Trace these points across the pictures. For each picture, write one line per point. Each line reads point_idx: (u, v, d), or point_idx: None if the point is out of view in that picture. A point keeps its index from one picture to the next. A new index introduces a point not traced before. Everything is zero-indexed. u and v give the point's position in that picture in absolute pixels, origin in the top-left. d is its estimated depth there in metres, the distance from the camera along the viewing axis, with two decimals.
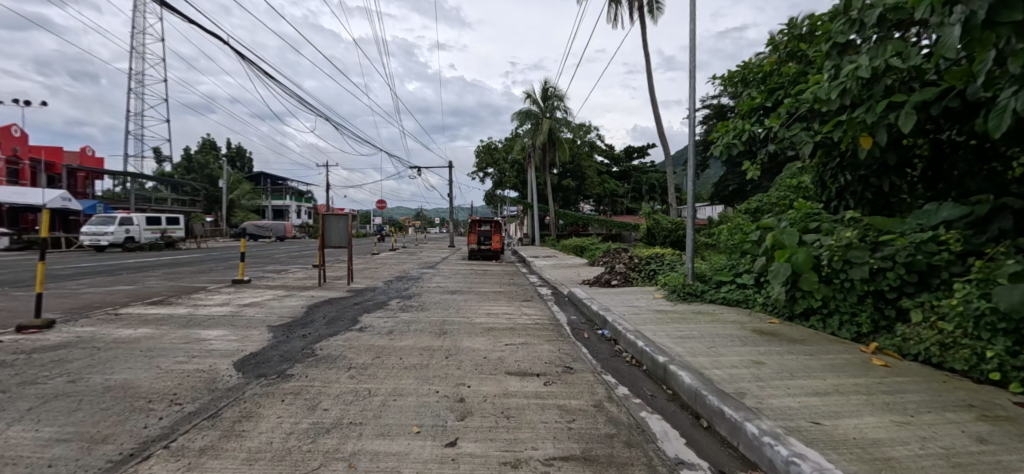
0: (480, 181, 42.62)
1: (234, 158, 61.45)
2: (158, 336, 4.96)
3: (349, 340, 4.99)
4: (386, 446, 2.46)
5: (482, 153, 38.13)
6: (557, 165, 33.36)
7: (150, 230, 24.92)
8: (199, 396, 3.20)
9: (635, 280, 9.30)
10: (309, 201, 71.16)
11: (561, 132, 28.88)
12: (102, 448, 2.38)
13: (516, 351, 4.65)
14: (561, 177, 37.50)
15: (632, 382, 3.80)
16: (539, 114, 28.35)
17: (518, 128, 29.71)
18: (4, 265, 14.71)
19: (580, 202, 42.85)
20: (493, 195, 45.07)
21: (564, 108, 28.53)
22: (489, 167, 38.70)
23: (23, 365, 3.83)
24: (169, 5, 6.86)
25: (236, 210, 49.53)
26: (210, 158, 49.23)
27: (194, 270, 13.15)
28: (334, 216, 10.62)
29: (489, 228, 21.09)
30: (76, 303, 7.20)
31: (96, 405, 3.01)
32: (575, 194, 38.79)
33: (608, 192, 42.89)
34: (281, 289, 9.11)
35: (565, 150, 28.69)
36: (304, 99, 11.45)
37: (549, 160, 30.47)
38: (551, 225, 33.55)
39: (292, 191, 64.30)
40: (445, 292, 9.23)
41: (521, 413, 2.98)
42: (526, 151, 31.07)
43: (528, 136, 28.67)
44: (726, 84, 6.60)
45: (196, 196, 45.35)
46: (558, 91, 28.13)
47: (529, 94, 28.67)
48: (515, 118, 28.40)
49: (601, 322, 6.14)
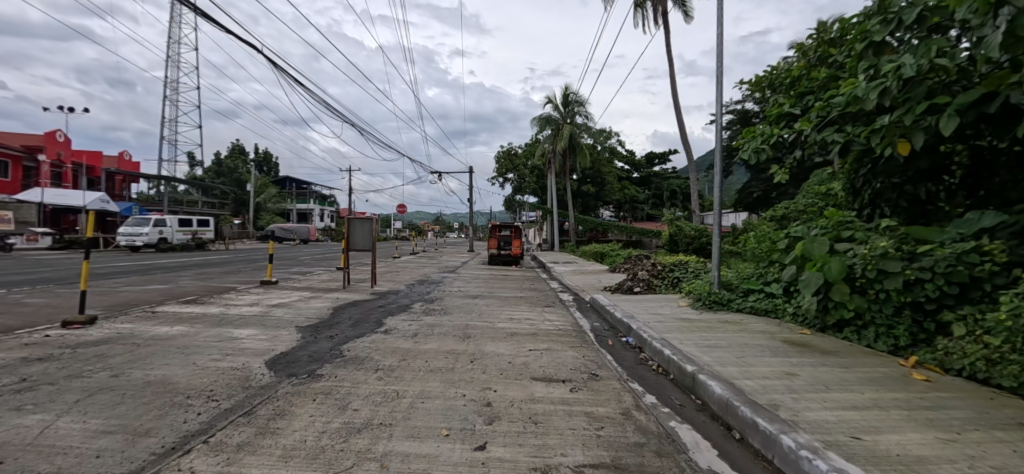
0: (500, 188, 42.82)
1: (261, 164, 63.37)
2: (192, 334, 5.12)
3: (375, 341, 5.05)
4: (415, 447, 2.49)
5: (502, 159, 38.43)
6: (577, 171, 33.30)
7: (182, 231, 25.84)
8: (234, 393, 3.29)
9: (657, 288, 9.17)
10: (331, 205, 72.73)
11: (582, 138, 28.82)
12: (145, 441, 2.46)
13: (539, 356, 4.64)
14: (581, 183, 37.27)
15: (660, 390, 3.76)
16: (559, 120, 28.37)
17: (539, 133, 29.74)
18: (49, 263, 15.54)
19: (599, 208, 42.58)
20: (512, 200, 45.07)
21: (585, 114, 28.51)
22: (509, 173, 38.77)
23: (69, 359, 4.01)
24: (209, 15, 7.22)
25: (263, 213, 51.01)
26: (239, 162, 50.89)
27: (223, 271, 13.54)
28: (358, 219, 10.81)
29: (509, 233, 21.11)
30: (115, 300, 7.51)
31: (137, 400, 3.12)
32: (595, 200, 38.64)
33: (628, 199, 42.42)
34: (307, 291, 9.32)
35: (585, 156, 28.59)
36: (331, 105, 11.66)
37: (569, 166, 30.42)
38: (571, 231, 33.31)
39: (315, 195, 65.94)
40: (467, 296, 9.27)
41: (548, 418, 2.97)
42: (545, 157, 31.14)
43: (548, 142, 28.82)
44: (752, 89, 6.48)
45: (224, 200, 46.90)
46: (579, 97, 28.09)
47: (550, 99, 28.72)
48: (535, 123, 28.42)
49: (625, 329, 6.06)
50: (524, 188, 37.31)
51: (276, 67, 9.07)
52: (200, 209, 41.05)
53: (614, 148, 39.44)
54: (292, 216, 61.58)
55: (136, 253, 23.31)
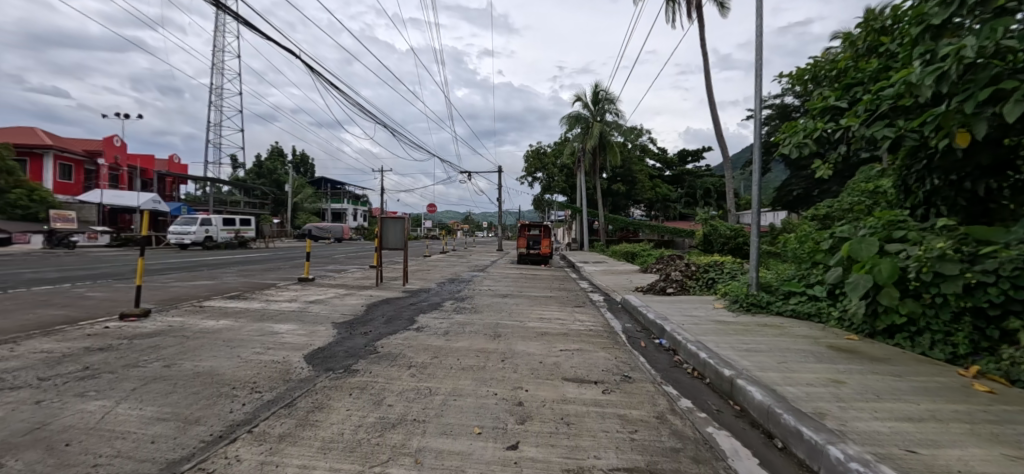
0: (528, 187, 42.79)
1: (299, 165, 65.95)
2: (236, 328, 5.39)
3: (407, 339, 5.15)
4: (448, 444, 2.52)
5: (531, 158, 38.41)
6: (607, 169, 32.85)
7: (226, 230, 27.25)
8: (275, 385, 3.44)
9: (691, 289, 8.91)
10: (364, 205, 74.86)
11: (612, 135, 28.45)
12: (195, 429, 2.60)
13: (571, 357, 4.60)
14: (611, 182, 36.71)
15: (696, 395, 3.64)
16: (589, 118, 28.09)
17: (568, 132, 29.54)
18: (109, 260, 16.72)
19: (630, 207, 41.82)
20: (540, 199, 44.96)
21: (616, 112, 28.11)
22: (538, 172, 38.68)
23: (127, 349, 4.30)
24: (252, 24, 7.58)
25: (300, 212, 53.02)
26: (278, 164, 53.15)
27: (264, 268, 14.16)
28: (391, 219, 11.07)
29: (538, 232, 21.08)
30: (166, 295, 7.99)
31: (187, 389, 3.30)
32: (625, 199, 37.98)
33: (659, 197, 41.44)
34: (342, 288, 9.62)
35: (615, 154, 28.19)
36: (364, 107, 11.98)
37: (599, 164, 30.08)
38: (600, 230, 32.88)
39: (348, 195, 68.06)
40: (497, 295, 9.32)
41: (580, 420, 2.94)
42: (575, 156, 30.90)
43: (578, 140, 28.59)
44: (792, 83, 6.18)
45: (264, 200, 49.15)
46: (608, 94, 27.72)
47: (579, 97, 28.46)
48: (564, 122, 28.21)
49: (658, 331, 5.92)
50: (553, 186, 37.11)
51: (314, 72, 9.42)
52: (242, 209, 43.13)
53: (645, 146, 38.63)
54: (326, 215, 63.71)
55: (185, 251, 24.75)
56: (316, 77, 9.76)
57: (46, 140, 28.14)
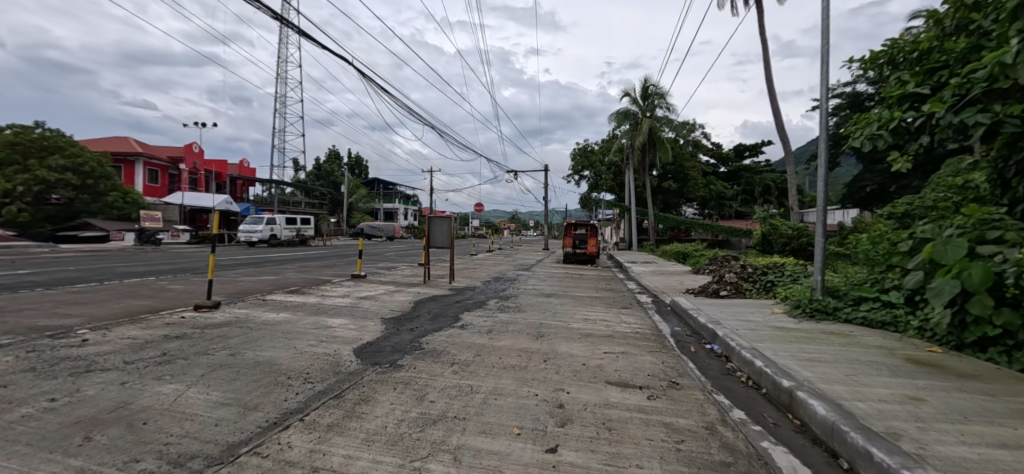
0: (573, 185, 42.27)
1: (354, 167, 69.42)
2: (293, 321, 5.75)
3: (452, 336, 5.24)
4: (487, 443, 2.51)
5: (577, 156, 37.96)
6: (657, 166, 31.77)
7: (288, 228, 29.25)
8: (326, 377, 3.61)
9: (747, 292, 8.40)
10: (413, 205, 77.61)
11: (662, 131, 27.58)
12: (253, 415, 2.78)
13: (615, 360, 4.46)
14: (661, 179, 35.47)
15: (749, 406, 3.40)
16: (638, 114, 27.34)
17: (616, 129, 28.91)
18: (188, 256, 18.50)
19: (681, 205, 40.16)
20: (587, 198, 44.38)
21: (666, 106, 27.14)
22: (585, 170, 38.15)
23: (199, 338, 4.72)
24: (310, 35, 8.03)
25: (354, 212, 55.80)
26: (334, 166, 56.26)
27: (321, 265, 15.05)
28: (438, 218, 11.36)
29: (584, 231, 20.84)
30: (235, 288, 8.70)
31: (249, 377, 3.56)
32: (676, 197, 36.53)
33: (713, 195, 39.44)
34: (391, 284, 10.01)
35: (666, 150, 27.38)
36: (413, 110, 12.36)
37: (649, 161, 29.20)
38: (649, 229, 31.86)
39: (399, 195, 70.81)
40: (541, 295, 9.29)
41: (623, 426, 2.84)
42: (623, 153, 30.17)
43: (626, 137, 27.90)
44: (864, 68, 5.60)
45: (321, 201, 52.31)
46: (659, 89, 26.81)
47: (628, 93, 27.75)
48: (612, 118, 27.64)
49: (709, 336, 5.62)
50: (600, 185, 36.43)
51: (366, 78, 9.84)
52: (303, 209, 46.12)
53: (697, 141, 36.94)
54: (378, 215, 66.60)
55: (252, 248, 26.84)
56: (369, 83, 10.18)
57: (137, 149, 31.60)
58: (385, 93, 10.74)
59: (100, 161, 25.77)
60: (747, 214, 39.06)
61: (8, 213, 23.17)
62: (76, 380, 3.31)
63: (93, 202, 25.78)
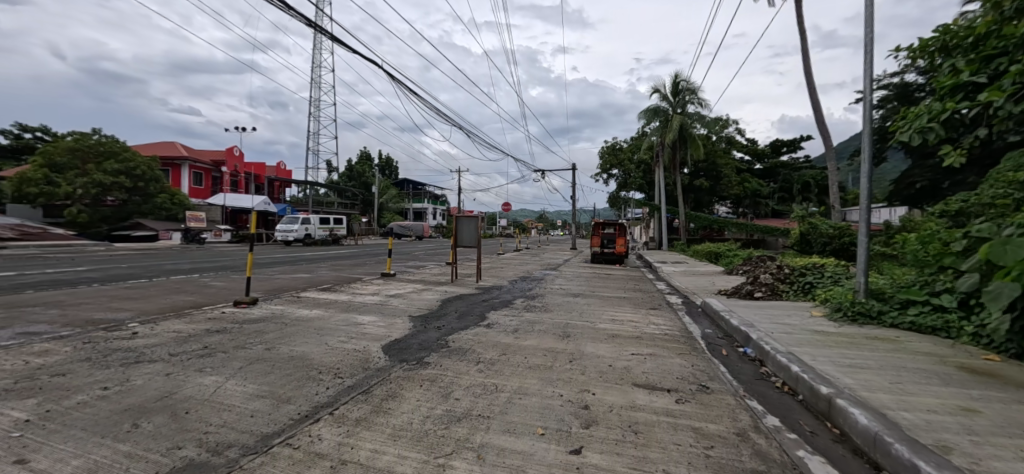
0: (601, 184, 41.78)
1: (384, 168, 71.11)
2: (325, 317, 5.95)
3: (478, 335, 5.28)
4: (511, 443, 2.52)
5: (605, 155, 37.49)
6: (688, 164, 30.96)
7: (321, 228, 30.29)
8: (355, 372, 3.72)
9: (784, 294, 8.07)
10: (442, 205, 78.76)
11: (694, 128, 26.89)
12: (286, 407, 2.89)
13: (643, 361, 4.38)
14: (692, 177, 34.52)
15: (784, 413, 3.25)
16: (668, 111, 26.75)
17: (645, 126, 28.38)
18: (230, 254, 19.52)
19: (714, 204, 38.97)
20: (615, 197, 43.78)
21: (698, 102, 26.40)
22: (613, 169, 37.63)
23: (238, 332, 4.95)
24: (342, 40, 8.27)
25: (384, 212, 57.13)
26: (365, 168, 57.83)
27: (353, 263, 15.52)
28: (465, 218, 11.48)
29: (612, 230, 20.58)
30: (272, 286, 9.10)
31: (283, 370, 3.71)
32: (708, 195, 35.45)
33: (748, 193, 38.03)
34: (419, 283, 10.20)
35: (699, 147, 26.73)
36: (443, 112, 12.55)
37: (680, 159, 28.46)
38: (679, 229, 31.08)
39: (428, 195, 72.01)
40: (568, 294, 9.24)
41: (649, 429, 2.77)
42: (652, 151, 29.58)
43: (655, 134, 27.33)
44: (913, 56, 5.21)
45: (353, 201, 53.87)
46: (690, 84, 26.11)
47: (658, 89, 27.15)
48: (642, 116, 27.14)
49: (742, 339, 5.41)
50: (628, 183, 35.81)
51: (396, 81, 10.05)
52: (336, 209, 47.68)
53: (731, 137, 35.72)
54: (407, 215, 67.95)
55: (289, 247, 27.97)
56: (398, 85, 10.39)
57: (182, 153, 33.51)
58: (415, 96, 10.95)
59: (150, 165, 27.49)
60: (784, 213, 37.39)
61: (70, 214, 25.05)
62: (127, 370, 3.55)
63: (144, 204, 27.51)
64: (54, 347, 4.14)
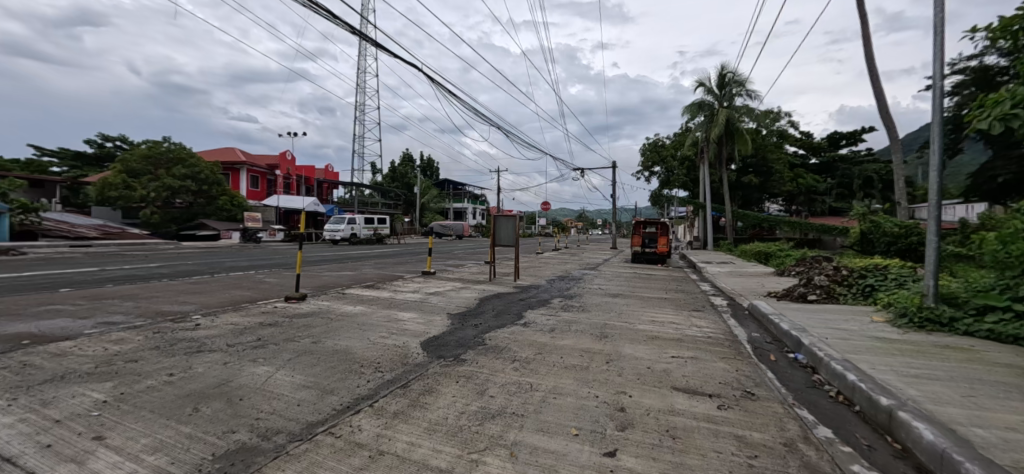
0: (643, 182, 40.71)
1: (426, 169, 73.02)
2: (368, 313, 6.20)
3: (514, 333, 5.31)
4: (544, 441, 2.52)
5: (647, 152, 36.57)
6: (735, 159, 29.56)
7: (366, 228, 31.59)
8: (395, 367, 3.85)
9: (841, 298, 7.54)
10: (482, 204, 79.73)
11: (741, 122, 25.63)
12: (329, 398, 3.04)
13: (683, 365, 4.23)
14: (740, 174, 32.92)
15: (838, 424, 3.04)
16: (713, 104, 25.71)
17: (689, 121, 27.41)
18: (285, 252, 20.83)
19: (764, 201, 37.00)
20: (657, 195, 42.60)
21: (746, 94, 25.15)
22: (655, 166, 36.64)
23: (288, 326, 5.27)
24: (385, 46, 8.57)
25: (425, 212, 58.57)
26: (408, 169, 59.62)
27: (395, 262, 16.07)
28: (504, 217, 11.57)
29: (654, 229, 20.07)
30: (320, 282, 9.61)
31: (328, 363, 3.91)
32: (757, 192, 33.67)
33: (803, 189, 35.76)
34: (458, 281, 10.40)
35: (746, 142, 25.41)
36: (482, 113, 12.72)
37: (726, 155, 27.22)
38: (726, 228, 29.75)
39: (468, 195, 73.18)
40: (607, 294, 9.10)
41: (688, 435, 2.68)
42: (696, 147, 28.48)
43: (700, 129, 26.34)
44: (992, 37, 4.75)
45: (396, 202, 55.84)
46: (737, 76, 24.93)
47: (702, 83, 26.12)
48: (685, 110, 26.25)
49: (793, 344, 5.10)
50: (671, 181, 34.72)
51: (436, 83, 10.27)
52: (380, 209, 49.51)
53: (783, 131, 33.68)
54: (448, 214, 69.39)
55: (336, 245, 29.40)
56: (438, 88, 10.61)
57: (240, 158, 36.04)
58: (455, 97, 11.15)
59: (213, 169, 29.78)
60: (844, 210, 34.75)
61: (144, 215, 27.64)
62: (190, 358, 3.87)
63: (207, 205, 29.84)
64: (129, 335, 4.59)
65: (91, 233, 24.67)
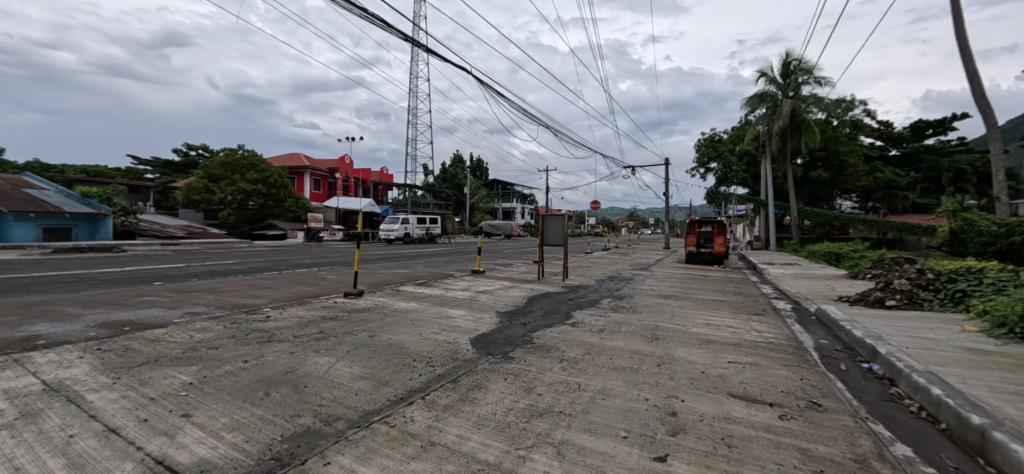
0: (699, 179, 38.94)
1: (476, 170, 74.44)
2: (420, 310, 6.42)
3: (562, 333, 5.28)
4: (592, 442, 2.48)
5: (703, 147, 35.02)
6: (802, 153, 27.51)
7: (419, 227, 32.75)
8: (446, 362, 3.97)
9: (924, 304, 6.79)
10: (530, 204, 79.95)
11: (809, 112, 23.84)
12: (385, 389, 3.19)
13: (742, 371, 4.00)
14: (807, 169, 30.58)
15: (922, 442, 2.73)
16: (777, 95, 24.11)
17: (749, 114, 25.90)
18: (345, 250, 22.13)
19: (835, 198, 34.15)
20: (714, 192, 40.64)
21: (815, 82, 23.42)
22: (712, 162, 34.96)
23: (347, 320, 5.60)
24: (437, 52, 8.84)
25: (475, 212, 59.67)
26: (459, 170, 61.15)
27: (446, 260, 16.54)
28: (553, 217, 11.55)
29: (710, 229, 19.17)
30: (376, 279, 10.10)
31: (383, 356, 4.10)
32: (827, 188, 31.09)
33: (881, 185, 32.60)
34: (507, 280, 10.52)
35: (814, 134, 23.51)
36: (530, 113, 12.77)
37: (792, 148, 25.36)
38: (791, 227, 27.72)
39: (517, 195, 73.72)
40: (659, 296, 8.82)
41: (746, 445, 2.52)
42: (758, 141, 26.82)
43: (762, 122, 24.80)
44: None
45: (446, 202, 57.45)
46: (804, 63, 23.22)
47: (764, 73, 24.57)
48: (745, 103, 24.83)
49: (868, 354, 4.65)
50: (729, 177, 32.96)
51: (485, 86, 10.44)
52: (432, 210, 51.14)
53: (857, 121, 30.87)
54: (497, 214, 70.27)
55: (392, 244, 30.80)
56: (488, 90, 10.77)
57: (305, 162, 38.76)
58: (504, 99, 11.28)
59: (281, 174, 32.28)
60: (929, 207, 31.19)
61: (223, 217, 30.38)
62: (262, 347, 4.21)
63: (276, 207, 32.39)
64: (210, 325, 5.08)
65: (180, 233, 27.62)
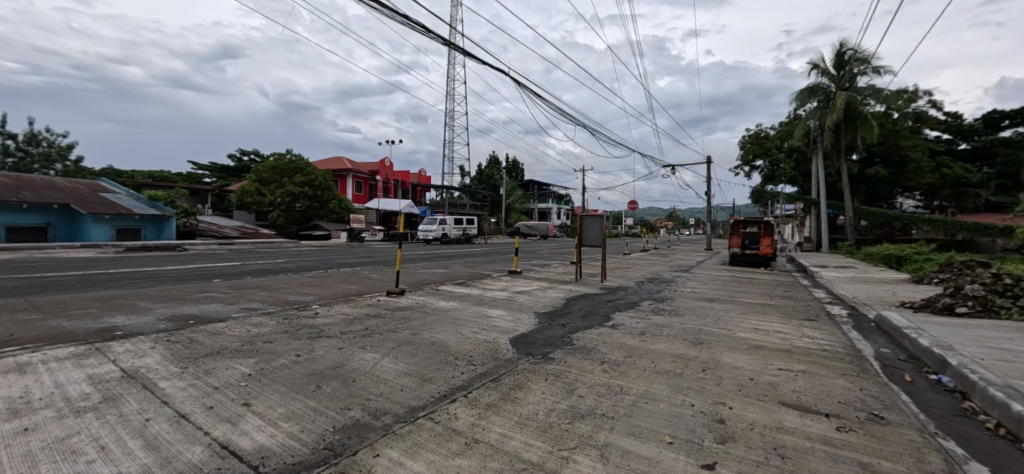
0: (743, 177, 37.34)
1: (510, 171, 74.73)
2: (460, 309, 6.54)
3: (602, 335, 5.23)
4: (636, 446, 2.45)
5: (748, 144, 33.59)
6: (857, 149, 25.80)
7: (456, 228, 33.28)
8: (486, 361, 4.03)
9: (1002, 311, 6.20)
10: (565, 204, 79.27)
11: (865, 105, 22.37)
12: (428, 386, 3.28)
13: (794, 378, 3.81)
14: (863, 165, 28.64)
15: (1001, 462, 2.51)
16: (830, 88, 22.77)
17: (799, 109, 24.59)
18: (385, 250, 22.82)
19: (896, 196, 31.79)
20: (760, 191, 38.84)
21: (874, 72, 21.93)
22: (757, 159, 33.44)
23: (390, 317, 5.79)
24: (475, 55, 8.99)
25: (511, 212, 59.87)
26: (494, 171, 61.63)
27: (483, 261, 16.72)
28: (591, 217, 11.43)
29: (756, 229, 18.34)
30: (416, 278, 10.37)
31: (426, 353, 4.20)
32: (886, 186, 28.99)
33: (949, 181, 30.06)
34: (544, 281, 10.51)
35: (872, 128, 21.87)
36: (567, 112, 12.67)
37: (846, 143, 23.81)
38: (845, 227, 26.03)
39: (553, 195, 73.31)
40: (702, 298, 8.54)
41: (800, 456, 2.42)
42: (808, 136, 25.37)
43: (812, 117, 23.48)
44: None
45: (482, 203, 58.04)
46: (861, 53, 21.78)
47: (815, 65, 23.24)
48: (794, 97, 23.62)
49: (936, 365, 4.31)
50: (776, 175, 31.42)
51: (523, 87, 10.48)
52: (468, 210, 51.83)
53: (921, 113, 28.61)
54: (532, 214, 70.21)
55: (431, 244, 31.51)
56: (526, 91, 10.81)
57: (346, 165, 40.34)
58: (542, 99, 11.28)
59: (325, 177, 33.77)
60: (1005, 205, 28.44)
61: (273, 218, 32.17)
62: (313, 342, 4.44)
63: (320, 208, 33.90)
64: (265, 320, 5.40)
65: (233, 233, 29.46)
